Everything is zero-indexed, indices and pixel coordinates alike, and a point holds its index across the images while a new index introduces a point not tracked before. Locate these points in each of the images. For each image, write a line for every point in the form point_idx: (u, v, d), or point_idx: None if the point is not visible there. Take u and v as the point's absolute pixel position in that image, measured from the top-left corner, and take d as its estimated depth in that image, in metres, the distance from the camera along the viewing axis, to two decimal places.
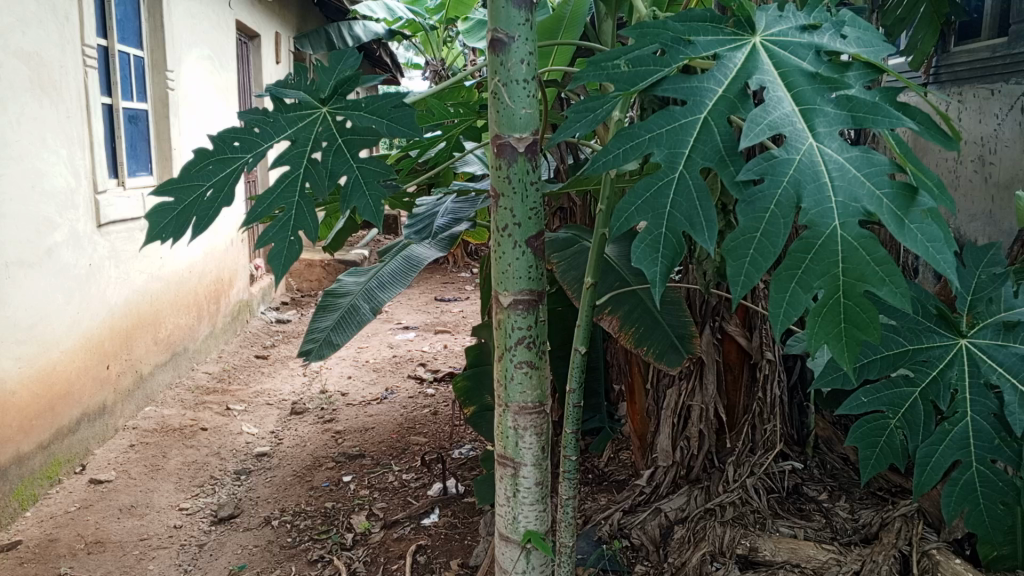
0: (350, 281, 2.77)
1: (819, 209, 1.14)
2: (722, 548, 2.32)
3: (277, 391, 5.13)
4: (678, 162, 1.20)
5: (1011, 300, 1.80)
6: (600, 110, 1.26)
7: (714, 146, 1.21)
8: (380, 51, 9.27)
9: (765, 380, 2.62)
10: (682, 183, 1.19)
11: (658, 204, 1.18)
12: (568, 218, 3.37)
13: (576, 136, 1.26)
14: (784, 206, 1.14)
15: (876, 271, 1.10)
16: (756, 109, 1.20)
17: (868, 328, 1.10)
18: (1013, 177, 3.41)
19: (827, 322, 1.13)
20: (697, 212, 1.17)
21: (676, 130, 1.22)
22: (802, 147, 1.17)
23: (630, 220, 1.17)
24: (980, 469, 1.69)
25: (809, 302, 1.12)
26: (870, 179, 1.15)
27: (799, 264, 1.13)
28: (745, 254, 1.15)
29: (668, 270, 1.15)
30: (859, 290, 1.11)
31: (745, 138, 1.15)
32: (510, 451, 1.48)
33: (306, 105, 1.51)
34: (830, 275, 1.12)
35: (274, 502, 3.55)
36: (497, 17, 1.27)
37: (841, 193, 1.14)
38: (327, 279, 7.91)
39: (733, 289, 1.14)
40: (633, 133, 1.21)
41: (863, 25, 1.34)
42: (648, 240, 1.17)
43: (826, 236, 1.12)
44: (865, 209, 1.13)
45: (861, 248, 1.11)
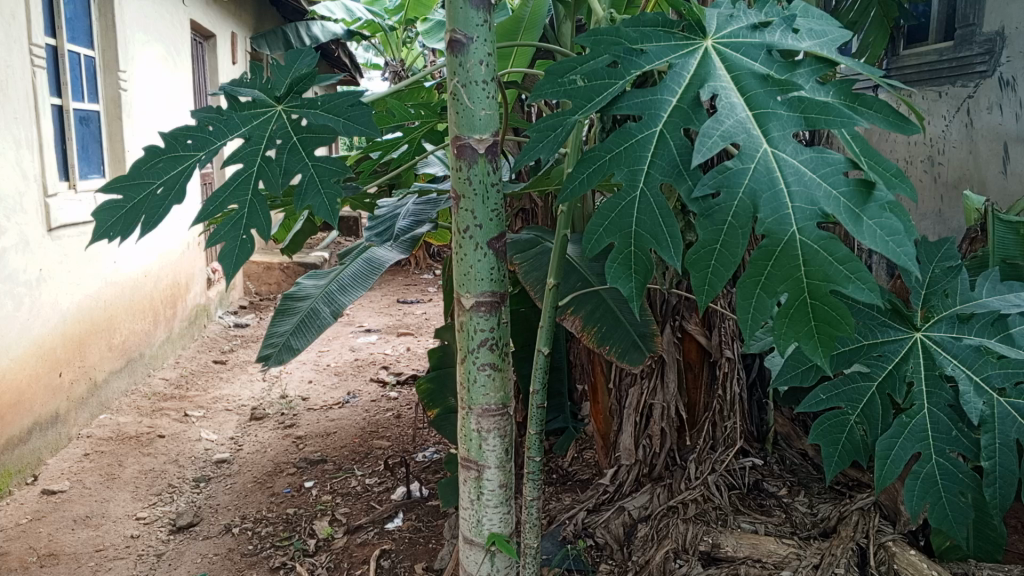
0: (310, 284, 2.74)
1: (776, 217, 1.15)
2: (685, 544, 2.34)
3: (236, 396, 5.06)
4: (639, 179, 1.22)
5: (968, 292, 1.80)
6: (560, 129, 1.26)
7: (672, 160, 1.22)
8: (338, 52, 9.17)
9: (725, 377, 2.66)
10: (643, 202, 1.20)
11: (624, 223, 1.20)
12: (530, 219, 3.38)
13: (539, 158, 1.26)
14: (742, 217, 1.16)
15: (841, 270, 1.10)
16: (710, 120, 1.21)
17: (841, 326, 1.10)
18: (960, 176, 3.53)
19: (797, 321, 1.13)
20: (661, 228, 1.18)
21: (634, 147, 1.22)
22: (757, 155, 1.19)
23: (600, 241, 1.20)
24: (940, 461, 1.74)
25: (774, 307, 1.14)
26: (825, 180, 1.16)
27: (761, 269, 1.14)
28: (708, 264, 1.17)
29: (642, 286, 1.19)
30: (825, 290, 1.11)
31: (696, 156, 1.16)
32: (474, 453, 1.48)
33: (261, 104, 1.50)
34: (793, 278, 1.13)
35: (234, 509, 3.49)
36: (456, 17, 1.27)
37: (797, 198, 1.16)
38: (287, 283, 7.81)
39: (699, 298, 1.17)
40: (594, 156, 1.23)
41: (818, 16, 1.37)
42: (620, 259, 1.20)
43: (786, 242, 1.13)
44: (823, 211, 1.15)
45: (821, 249, 1.11)
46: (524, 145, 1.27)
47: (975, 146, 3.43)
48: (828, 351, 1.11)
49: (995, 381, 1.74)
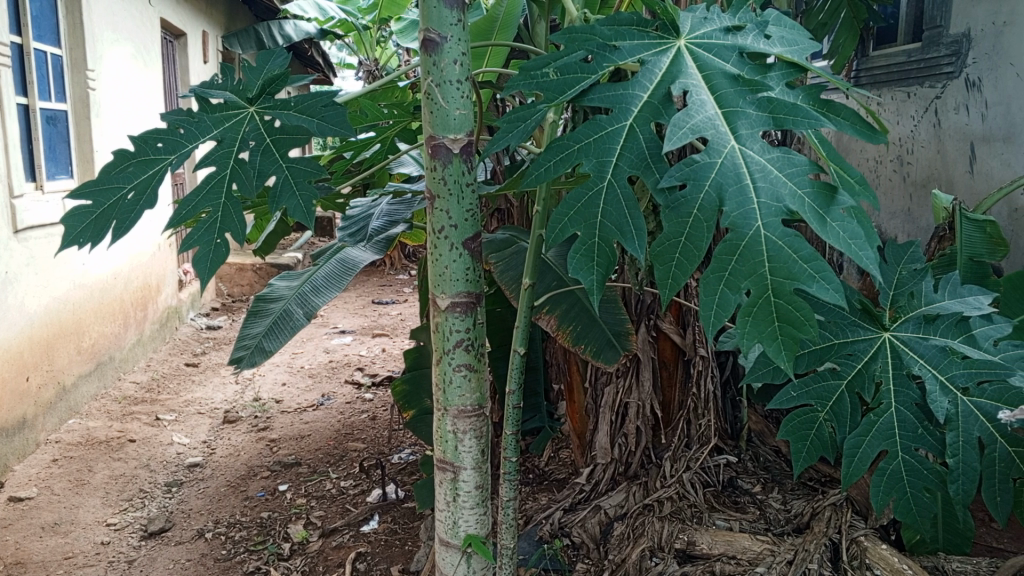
0: (282, 285, 2.72)
1: (741, 211, 1.17)
2: (660, 542, 2.35)
3: (209, 400, 5.00)
4: (607, 170, 1.22)
5: (931, 294, 1.84)
6: (531, 119, 1.26)
7: (640, 153, 1.22)
8: (311, 51, 9.09)
9: (698, 376, 2.68)
10: (610, 193, 1.21)
11: (588, 214, 1.20)
12: (505, 219, 3.38)
13: (510, 145, 1.26)
14: (707, 210, 1.17)
15: (805, 269, 1.12)
16: (679, 113, 1.22)
17: (801, 325, 1.11)
18: (928, 176, 3.60)
19: (759, 320, 1.14)
20: (626, 220, 1.19)
21: (603, 138, 1.23)
22: (724, 151, 1.20)
23: (564, 230, 1.19)
24: (906, 459, 1.77)
25: (738, 302, 1.14)
26: (791, 179, 1.18)
27: (725, 265, 1.15)
28: (672, 258, 1.17)
29: (603, 279, 1.19)
30: (789, 289, 1.12)
31: (667, 139, 1.18)
32: (450, 455, 1.47)
33: (233, 106, 1.48)
34: (757, 275, 1.14)
35: (207, 514, 3.45)
36: (429, 17, 1.26)
37: (763, 194, 1.17)
38: (259, 284, 7.74)
39: (662, 292, 1.16)
40: (562, 144, 1.23)
41: (789, 24, 1.39)
42: (583, 250, 1.20)
43: (750, 237, 1.15)
44: (787, 209, 1.16)
45: (786, 247, 1.13)
46: (494, 133, 1.27)
47: (941, 146, 3.50)
48: (791, 352, 1.12)
49: (960, 380, 1.76)
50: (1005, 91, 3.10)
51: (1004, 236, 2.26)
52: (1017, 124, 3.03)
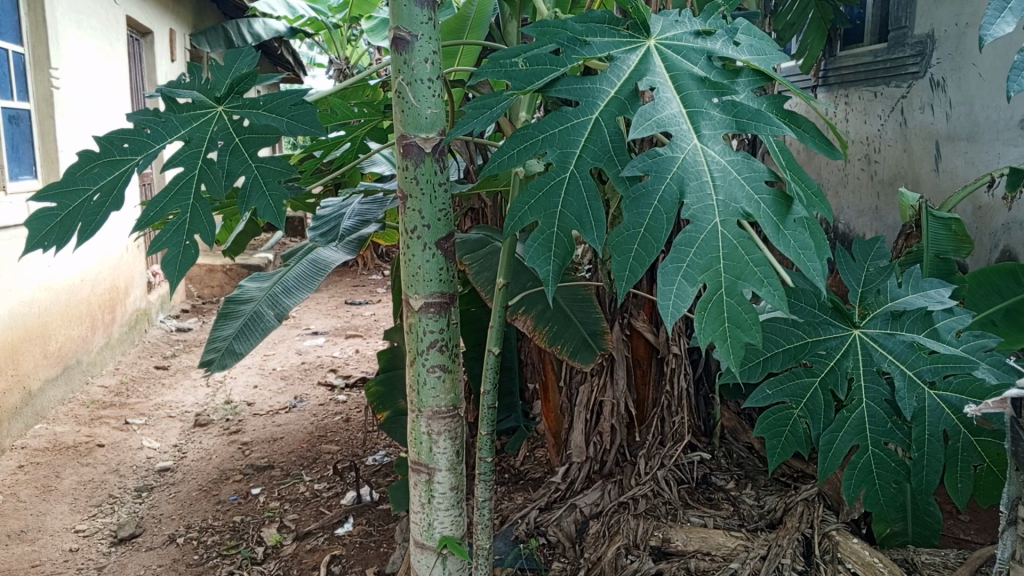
0: (253, 286, 2.68)
1: (700, 206, 1.18)
2: (636, 540, 2.36)
3: (179, 403, 4.93)
4: (570, 161, 1.22)
5: (897, 290, 1.85)
6: (496, 107, 1.26)
7: (603, 146, 1.23)
8: (281, 50, 8.99)
9: (672, 373, 2.69)
10: (573, 183, 1.21)
11: (549, 204, 1.20)
12: (478, 218, 3.38)
13: (474, 132, 1.24)
14: (667, 202, 1.17)
15: (754, 272, 1.12)
16: (645, 106, 1.22)
17: (749, 326, 1.12)
18: (895, 174, 3.66)
19: (710, 318, 1.14)
20: (586, 211, 1.19)
21: (568, 130, 1.23)
22: (687, 148, 1.21)
23: (524, 219, 1.19)
24: (875, 451, 1.81)
25: (694, 295, 1.13)
26: (749, 183, 1.20)
27: (684, 257, 1.15)
28: (630, 248, 1.17)
29: (560, 269, 1.19)
30: (738, 288, 1.13)
31: (633, 130, 1.18)
32: (424, 456, 1.46)
33: (200, 105, 1.45)
34: (712, 271, 1.14)
35: (178, 519, 3.40)
36: (400, 15, 1.25)
37: (721, 192, 1.18)
38: (230, 286, 7.65)
39: (618, 284, 1.15)
40: (527, 132, 1.23)
41: (759, 34, 1.41)
42: (541, 239, 1.19)
43: (707, 232, 1.16)
44: (744, 210, 1.18)
45: (740, 247, 1.14)
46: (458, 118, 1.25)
47: (908, 145, 3.55)
48: (737, 356, 1.11)
49: (926, 374, 1.78)
50: (968, 91, 3.16)
51: (968, 234, 2.28)
52: (980, 123, 3.09)
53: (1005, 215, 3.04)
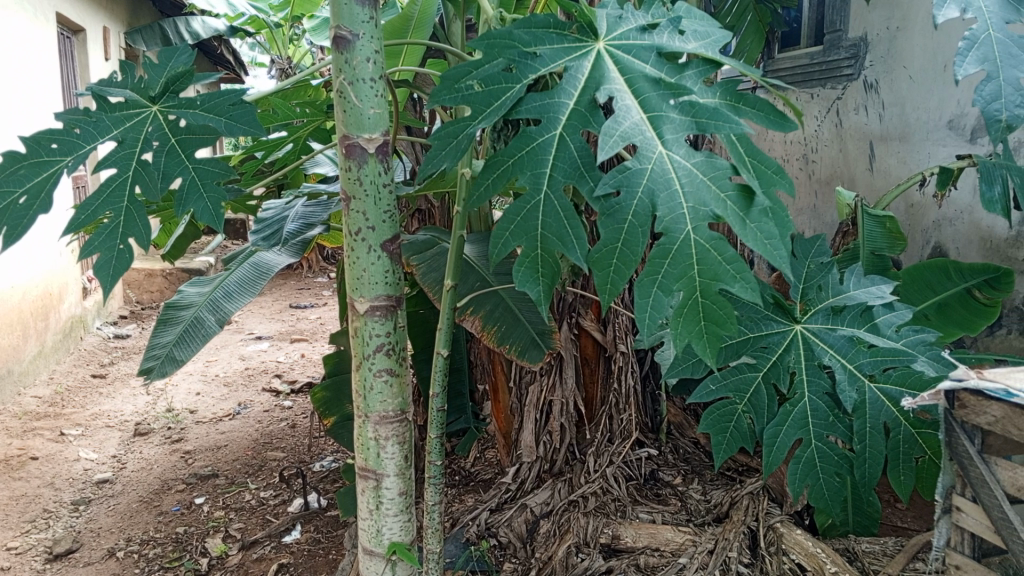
0: (193, 291, 2.62)
1: (672, 216, 1.20)
2: (586, 538, 2.38)
3: (118, 412, 4.78)
4: (542, 182, 1.24)
5: (838, 285, 1.91)
6: (461, 134, 1.27)
7: (573, 161, 1.24)
8: (222, 49, 8.79)
9: (619, 372, 2.71)
10: (548, 205, 1.23)
11: (529, 227, 1.23)
12: (426, 219, 3.35)
13: (444, 166, 1.27)
14: (641, 216, 1.19)
15: (727, 269, 1.16)
16: (608, 120, 1.24)
17: (726, 324, 1.15)
18: (832, 173, 3.77)
19: (688, 321, 1.19)
20: (567, 231, 1.21)
21: (535, 151, 1.24)
22: (653, 157, 1.22)
23: (507, 245, 1.22)
24: (818, 445, 1.85)
25: (669, 305, 1.18)
26: (714, 183, 1.21)
27: (658, 268, 1.18)
28: (609, 262, 1.21)
29: (550, 290, 1.22)
30: (714, 289, 1.16)
31: (600, 150, 1.19)
32: (372, 462, 1.44)
33: (134, 105, 1.41)
34: (687, 278, 1.17)
35: (118, 531, 3.29)
36: (341, 14, 1.23)
37: (690, 198, 1.20)
38: (170, 290, 7.46)
39: (601, 297, 1.20)
40: (499, 160, 1.24)
41: (700, 16, 1.43)
42: (529, 262, 1.22)
43: (680, 241, 1.18)
44: (713, 213, 1.19)
45: (713, 249, 1.17)
46: (426, 155, 1.27)
47: (844, 145, 3.66)
48: (714, 348, 1.16)
49: (866, 368, 1.85)
50: (900, 93, 3.27)
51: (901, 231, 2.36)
52: (912, 124, 3.21)
53: (935, 213, 3.16)
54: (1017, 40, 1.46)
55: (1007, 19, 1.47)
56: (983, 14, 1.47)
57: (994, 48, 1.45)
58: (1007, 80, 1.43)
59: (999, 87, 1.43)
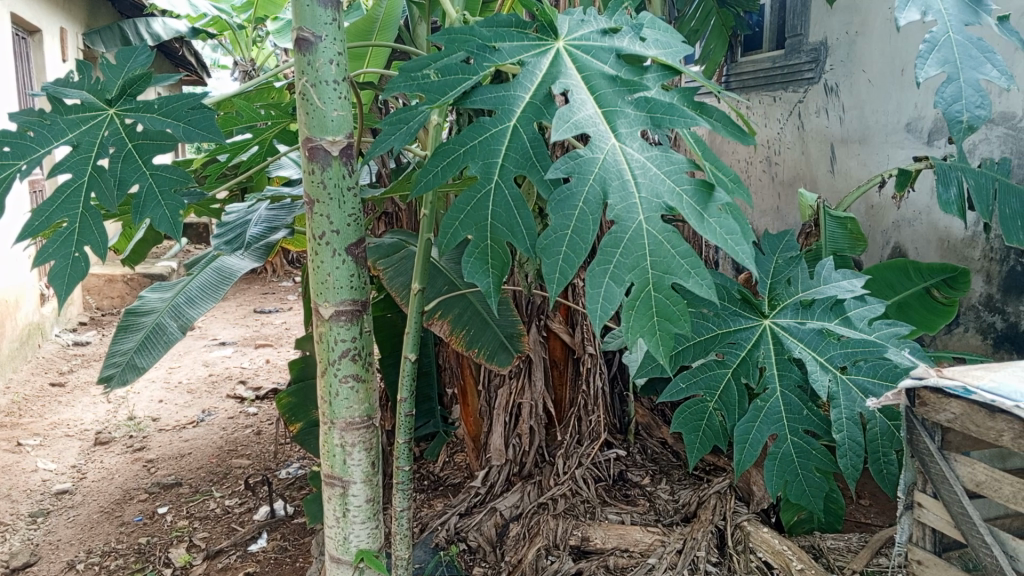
0: (154, 297, 2.57)
1: (624, 205, 1.20)
2: (556, 541, 2.39)
3: (78, 421, 4.68)
4: (492, 171, 1.22)
5: (807, 279, 1.96)
6: (413, 121, 1.27)
7: (524, 151, 1.24)
8: (183, 50, 8.66)
9: (588, 373, 2.72)
10: (498, 194, 1.21)
11: (479, 216, 1.21)
12: (393, 222, 3.34)
13: (395, 148, 1.27)
14: (591, 203, 1.19)
15: (681, 264, 1.16)
16: (563, 108, 1.24)
17: (679, 318, 1.15)
18: (794, 175, 3.83)
19: (641, 315, 1.17)
20: (516, 221, 1.20)
21: (488, 139, 1.23)
22: (605, 148, 1.23)
23: (455, 235, 1.20)
24: (794, 440, 1.86)
25: (623, 295, 1.16)
26: (671, 176, 1.23)
27: (611, 257, 1.17)
28: (557, 251, 1.19)
29: (498, 282, 1.20)
30: (667, 282, 1.16)
31: (555, 131, 1.18)
32: (338, 469, 1.43)
33: (90, 107, 1.38)
34: (639, 269, 1.17)
35: (78, 543, 3.21)
36: (303, 16, 1.22)
37: (644, 189, 1.21)
38: (131, 296, 7.33)
39: (549, 287, 1.19)
40: (447, 148, 1.24)
41: (663, 28, 1.42)
42: (477, 253, 1.21)
43: (632, 231, 1.18)
44: (666, 204, 1.21)
45: (666, 242, 1.17)
46: (378, 137, 1.28)
47: (806, 148, 3.72)
48: (667, 347, 1.15)
49: (837, 359, 1.86)
50: (859, 96, 3.33)
51: (861, 231, 2.41)
52: (871, 126, 3.28)
53: (894, 214, 3.23)
54: (976, 42, 1.49)
55: (966, 22, 1.51)
56: (943, 17, 1.50)
57: (954, 49, 1.48)
58: (967, 81, 1.46)
59: (959, 88, 1.47)
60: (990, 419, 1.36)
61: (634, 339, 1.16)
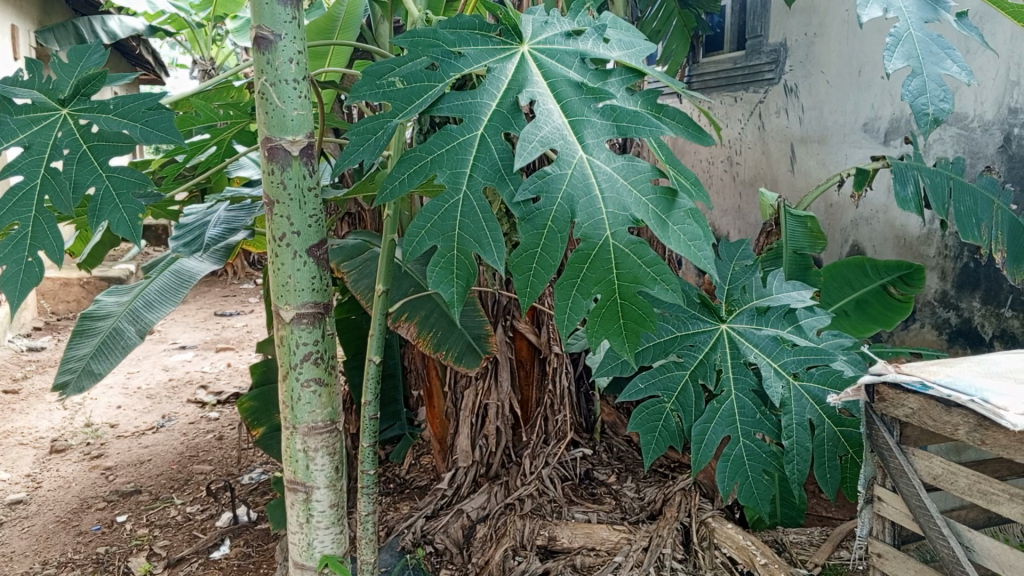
0: (111, 301, 2.52)
1: (592, 223, 1.20)
2: (523, 541, 2.39)
3: (32, 429, 4.55)
4: (461, 182, 1.22)
5: (761, 288, 1.98)
6: (382, 132, 1.25)
7: (493, 163, 1.23)
8: (139, 50, 8.50)
9: (554, 372, 2.73)
10: (467, 205, 1.21)
11: (446, 226, 1.19)
12: (356, 223, 3.32)
13: (363, 162, 1.25)
14: (560, 222, 1.20)
15: (647, 272, 1.17)
16: (528, 125, 1.23)
17: (647, 323, 1.16)
18: (755, 175, 3.89)
19: (606, 323, 1.20)
20: (484, 232, 1.19)
21: (455, 149, 1.23)
22: (574, 161, 1.23)
23: (422, 243, 1.17)
24: (746, 443, 1.89)
25: (589, 307, 1.20)
26: (636, 186, 1.22)
27: (577, 272, 1.19)
28: (529, 268, 1.20)
29: (464, 290, 1.20)
30: (634, 290, 1.18)
31: (518, 159, 1.18)
32: (301, 475, 1.40)
33: (41, 107, 1.33)
34: (605, 281, 1.19)
35: (33, 555, 3.12)
36: (262, 14, 1.20)
37: (610, 204, 1.21)
38: (87, 300, 7.16)
39: (521, 299, 1.20)
40: (414, 156, 1.22)
41: (625, 27, 1.43)
42: (442, 262, 1.20)
43: (599, 247, 1.19)
44: (633, 217, 1.21)
45: (632, 253, 1.18)
46: (344, 148, 1.25)
47: (766, 147, 3.78)
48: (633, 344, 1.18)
49: (790, 366, 1.91)
50: (818, 97, 3.39)
51: (821, 230, 2.45)
52: (829, 127, 3.34)
53: (853, 213, 3.29)
54: (936, 39, 1.53)
55: (925, 19, 1.54)
56: (903, 14, 1.53)
57: (915, 46, 1.51)
58: (930, 76, 1.48)
59: (923, 83, 1.48)
60: (946, 413, 1.39)
61: (597, 343, 1.19)
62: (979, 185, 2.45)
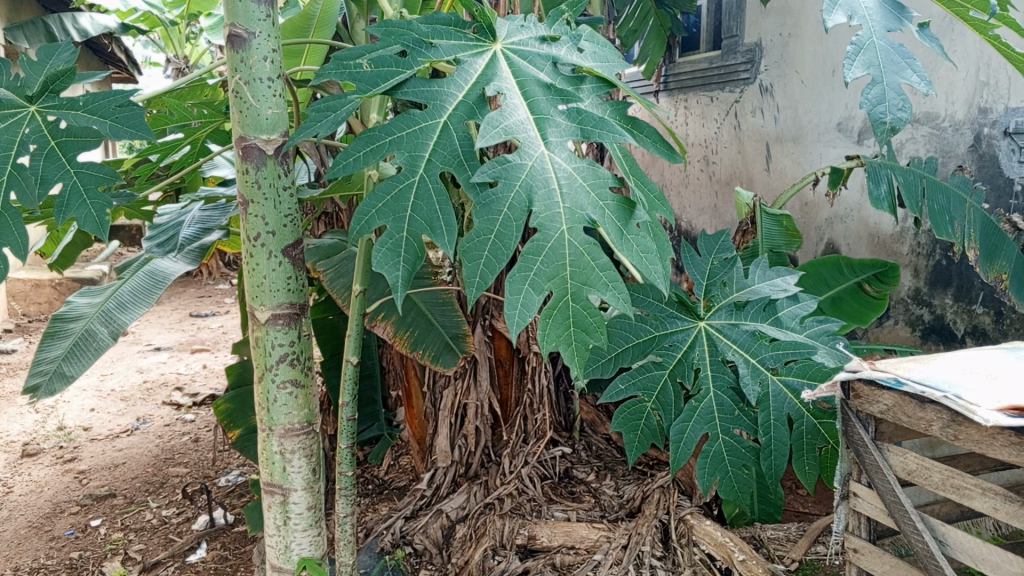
0: (83, 302, 2.48)
1: (547, 213, 1.20)
2: (503, 540, 2.39)
3: (3, 433, 4.47)
4: (418, 165, 1.21)
5: (742, 280, 1.97)
6: (341, 109, 1.24)
7: (453, 151, 1.24)
8: (112, 48, 8.38)
9: (533, 372, 2.73)
10: (422, 187, 1.20)
11: (399, 207, 1.18)
12: (333, 223, 3.29)
13: (320, 135, 1.21)
14: (516, 210, 1.19)
15: (600, 277, 1.18)
16: (493, 113, 1.23)
17: (594, 330, 1.17)
18: (731, 174, 3.92)
19: (556, 324, 1.18)
20: (438, 217, 1.19)
21: (416, 133, 1.23)
22: (534, 155, 1.23)
23: (370, 223, 1.16)
24: (725, 439, 1.92)
25: (540, 303, 1.17)
26: (594, 190, 1.24)
27: (530, 265, 1.17)
28: (479, 255, 1.17)
29: (410, 275, 1.15)
30: (585, 293, 1.18)
31: (480, 138, 1.18)
32: (278, 477, 1.39)
33: (9, 105, 1.31)
34: (558, 278, 1.18)
35: (5, 561, 3.06)
36: (235, 11, 1.19)
37: (568, 200, 1.21)
38: (59, 301, 7.05)
39: (468, 290, 1.15)
40: (374, 135, 1.21)
41: (602, 42, 1.41)
42: (390, 244, 1.16)
43: (553, 241, 1.18)
44: (589, 217, 1.22)
45: (586, 254, 1.18)
46: (302, 120, 1.22)
47: (742, 147, 3.81)
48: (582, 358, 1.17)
49: (768, 361, 1.92)
50: (793, 96, 3.42)
51: (797, 229, 2.48)
52: (804, 125, 3.37)
53: (828, 211, 3.33)
54: (897, 48, 1.54)
55: (888, 28, 1.56)
56: (866, 23, 1.54)
57: (878, 54, 1.52)
58: (889, 85, 1.50)
59: (883, 91, 1.50)
60: (920, 409, 1.41)
61: (549, 346, 1.16)
62: (952, 184, 2.49)
